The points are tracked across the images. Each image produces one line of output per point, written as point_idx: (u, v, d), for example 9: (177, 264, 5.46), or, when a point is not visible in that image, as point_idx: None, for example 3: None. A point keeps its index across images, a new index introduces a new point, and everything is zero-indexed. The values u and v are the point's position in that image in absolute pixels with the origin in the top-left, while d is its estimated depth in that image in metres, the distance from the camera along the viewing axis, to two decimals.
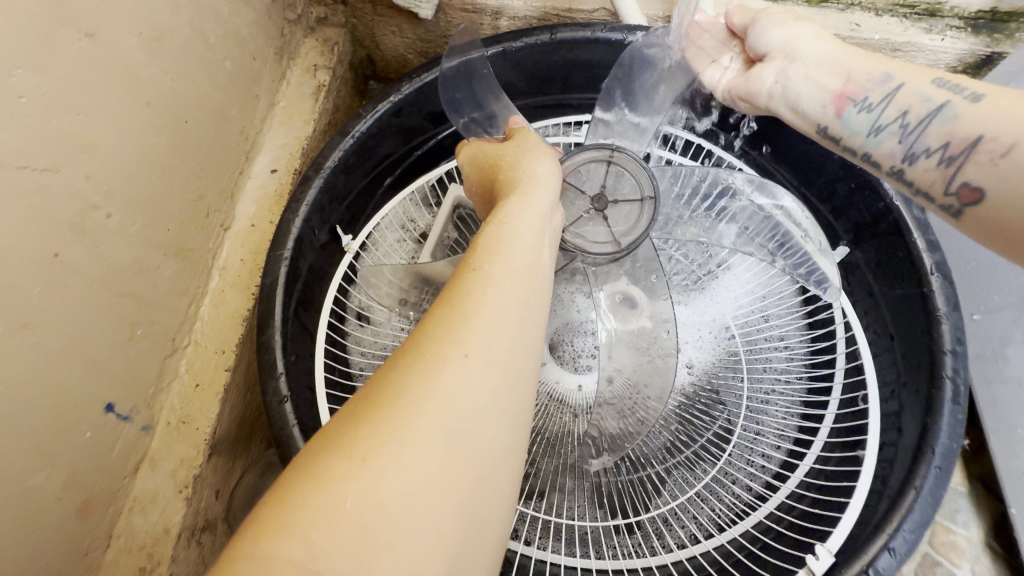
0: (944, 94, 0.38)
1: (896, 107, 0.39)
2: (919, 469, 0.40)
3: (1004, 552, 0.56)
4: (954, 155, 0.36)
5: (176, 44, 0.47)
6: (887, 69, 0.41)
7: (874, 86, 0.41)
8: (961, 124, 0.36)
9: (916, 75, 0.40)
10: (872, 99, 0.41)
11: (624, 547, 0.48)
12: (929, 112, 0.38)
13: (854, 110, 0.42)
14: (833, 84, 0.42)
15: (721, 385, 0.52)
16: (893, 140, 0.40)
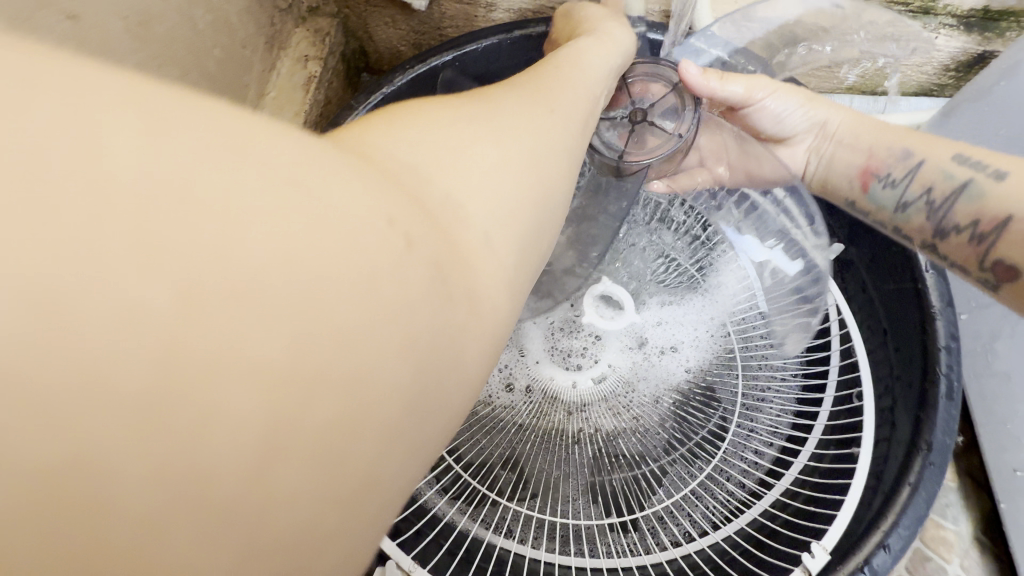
0: (967, 171, 0.42)
1: (920, 184, 0.44)
2: (914, 466, 0.41)
3: (992, 546, 0.57)
4: (984, 233, 0.40)
5: (163, 30, 0.46)
6: (907, 145, 0.46)
7: (895, 163, 0.47)
8: (989, 204, 0.40)
9: (936, 152, 0.44)
10: (894, 174, 0.46)
11: (618, 544, 0.47)
12: (953, 189, 0.42)
13: (879, 185, 0.48)
14: (858, 161, 0.50)
15: (716, 383, 0.52)
16: (921, 216, 0.44)
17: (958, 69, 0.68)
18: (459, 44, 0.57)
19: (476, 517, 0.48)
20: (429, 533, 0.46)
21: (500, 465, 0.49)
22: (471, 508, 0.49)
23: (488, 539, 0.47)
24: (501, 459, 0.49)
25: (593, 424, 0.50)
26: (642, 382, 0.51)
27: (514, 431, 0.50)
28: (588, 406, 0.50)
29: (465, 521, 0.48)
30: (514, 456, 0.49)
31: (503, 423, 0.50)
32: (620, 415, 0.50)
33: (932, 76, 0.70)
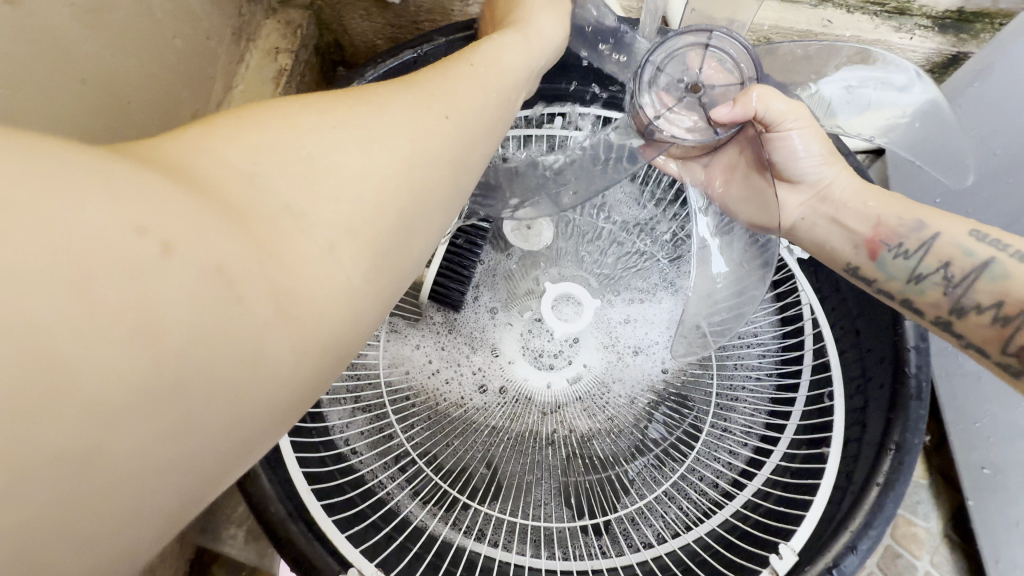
0: (986, 249, 0.42)
1: (937, 258, 0.43)
2: (882, 466, 0.41)
3: (961, 543, 0.58)
4: (1008, 316, 0.39)
5: (117, 19, 0.44)
6: (918, 217, 0.45)
7: (907, 233, 0.45)
8: (1013, 285, 0.40)
9: (951, 226, 0.44)
10: (906, 246, 0.45)
11: (590, 547, 0.47)
12: (973, 268, 0.42)
13: (889, 254, 0.45)
14: (864, 229, 0.47)
15: (691, 383, 0.52)
16: (938, 290, 0.43)
17: (934, 70, 0.67)
18: (422, 42, 0.56)
19: (447, 521, 0.47)
20: (397, 537, 0.45)
21: (472, 468, 0.48)
22: (440, 510, 0.47)
23: (458, 542, 0.46)
24: (473, 462, 0.48)
25: (568, 425, 0.49)
26: (614, 386, 0.51)
27: (485, 433, 0.49)
28: (563, 407, 0.50)
29: (435, 524, 0.46)
30: (487, 457, 0.48)
31: (475, 424, 0.49)
32: (594, 416, 0.50)
33: None
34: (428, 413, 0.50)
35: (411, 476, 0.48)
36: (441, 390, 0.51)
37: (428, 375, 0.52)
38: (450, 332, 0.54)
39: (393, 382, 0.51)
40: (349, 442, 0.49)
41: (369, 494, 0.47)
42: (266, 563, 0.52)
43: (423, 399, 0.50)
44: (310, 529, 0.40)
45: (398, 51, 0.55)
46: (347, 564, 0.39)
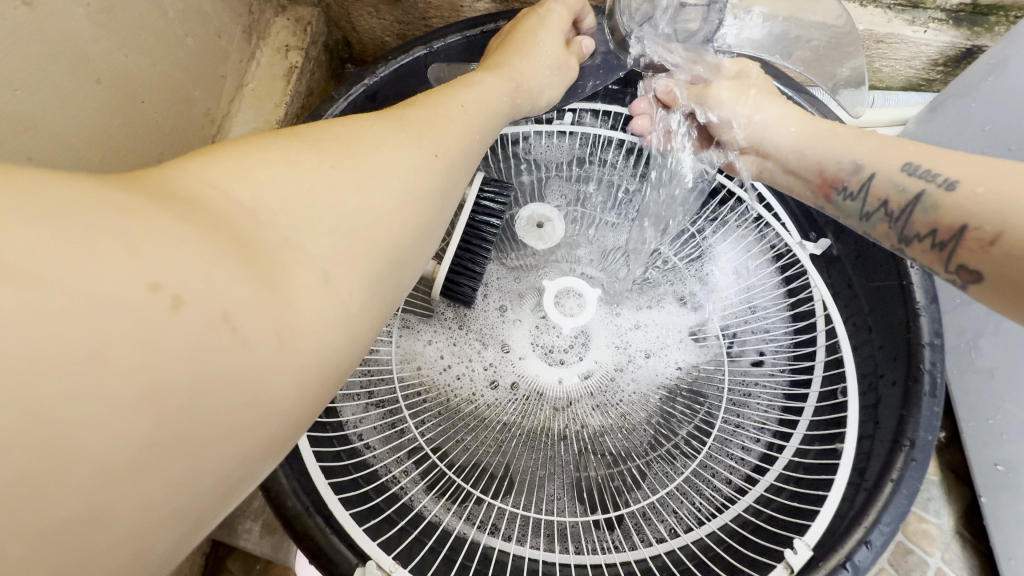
0: (918, 181, 0.38)
1: (875, 198, 0.40)
2: (897, 461, 0.41)
3: (973, 539, 0.57)
4: (944, 241, 0.36)
5: (129, 18, 0.44)
6: (856, 156, 0.42)
7: (850, 174, 0.42)
8: (943, 214, 0.36)
9: (883, 165, 0.40)
10: (851, 187, 0.42)
11: (603, 541, 0.47)
12: (908, 203, 0.38)
13: (839, 197, 0.43)
14: (812, 176, 0.45)
15: (701, 378, 0.53)
16: (883, 224, 0.40)
17: (947, 64, 0.67)
18: (429, 39, 0.56)
19: (461, 515, 0.47)
20: (411, 532, 0.45)
21: (485, 463, 0.48)
22: (454, 505, 0.47)
23: (472, 537, 0.46)
24: (486, 458, 0.49)
25: (579, 420, 0.50)
26: (624, 381, 0.52)
27: (497, 429, 0.49)
28: (574, 402, 0.51)
29: (449, 518, 0.46)
30: (499, 452, 0.49)
31: (487, 422, 0.50)
32: (606, 411, 0.51)
33: (922, 70, 0.69)
34: (440, 409, 0.50)
35: (425, 471, 0.49)
36: (452, 387, 0.52)
37: (439, 371, 0.52)
38: (451, 325, 0.54)
39: (405, 378, 0.51)
40: (362, 437, 0.49)
41: (383, 489, 0.47)
42: (281, 556, 0.53)
43: (433, 395, 0.51)
44: (326, 523, 0.40)
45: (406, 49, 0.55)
46: (365, 557, 0.40)
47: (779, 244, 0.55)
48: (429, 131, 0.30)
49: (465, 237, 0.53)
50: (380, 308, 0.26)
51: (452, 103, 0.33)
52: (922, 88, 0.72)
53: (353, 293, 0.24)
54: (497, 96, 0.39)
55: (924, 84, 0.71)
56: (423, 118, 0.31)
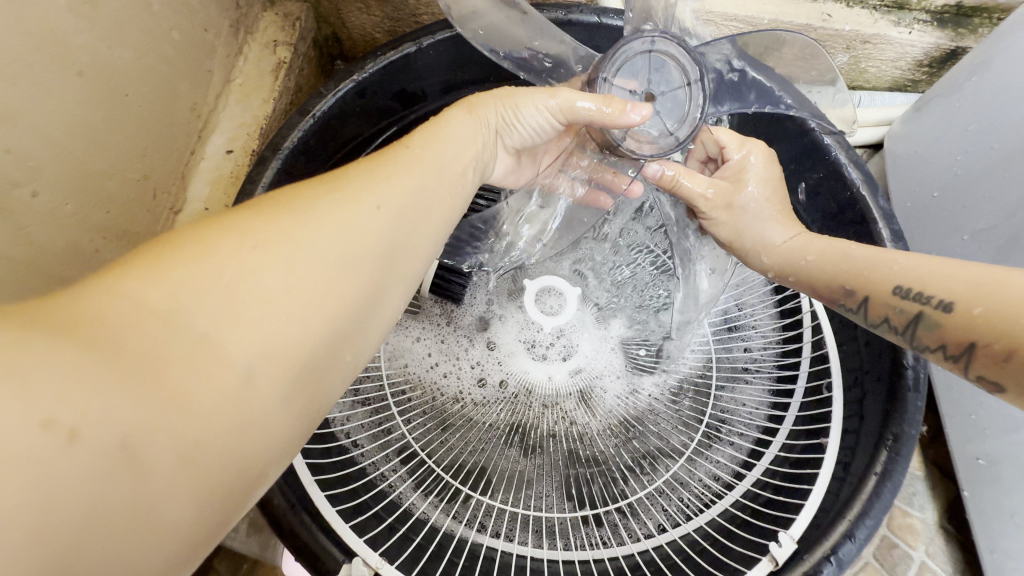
0: (914, 301, 0.34)
1: (877, 315, 0.37)
2: (880, 455, 0.41)
3: (956, 532, 0.58)
4: (955, 354, 0.32)
5: (111, 10, 0.44)
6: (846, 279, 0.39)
7: (845, 295, 0.40)
8: (947, 330, 0.32)
9: (875, 284, 0.37)
10: (849, 305, 0.40)
11: (591, 538, 0.47)
12: (908, 322, 0.35)
13: (845, 310, 0.40)
14: (812, 290, 0.43)
15: (690, 376, 0.53)
16: (893, 334, 0.37)
17: (932, 65, 0.68)
18: (417, 36, 0.55)
19: (449, 513, 0.47)
20: (399, 528, 0.44)
21: (474, 460, 0.49)
22: (441, 501, 0.47)
23: (460, 533, 0.46)
24: (474, 455, 0.49)
25: (567, 417, 0.50)
26: (612, 379, 0.52)
27: (487, 426, 0.50)
28: (563, 399, 0.51)
29: (438, 514, 0.46)
30: (487, 449, 0.49)
31: (475, 419, 0.50)
32: (594, 408, 0.51)
33: (908, 71, 0.70)
34: (428, 406, 0.50)
35: (413, 468, 0.48)
36: (440, 385, 0.51)
37: (426, 370, 0.52)
38: (437, 323, 0.54)
39: (393, 376, 0.51)
40: (349, 434, 0.49)
41: (371, 486, 0.47)
42: (268, 556, 0.53)
43: (421, 393, 0.51)
44: (311, 521, 0.40)
45: (393, 46, 0.54)
46: (351, 554, 0.39)
47: None
48: (394, 183, 0.30)
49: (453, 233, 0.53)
50: (343, 352, 0.27)
51: (418, 148, 0.33)
52: (907, 89, 0.73)
53: (279, 385, 0.23)
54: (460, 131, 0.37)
55: (909, 84, 0.72)
56: (383, 160, 0.31)
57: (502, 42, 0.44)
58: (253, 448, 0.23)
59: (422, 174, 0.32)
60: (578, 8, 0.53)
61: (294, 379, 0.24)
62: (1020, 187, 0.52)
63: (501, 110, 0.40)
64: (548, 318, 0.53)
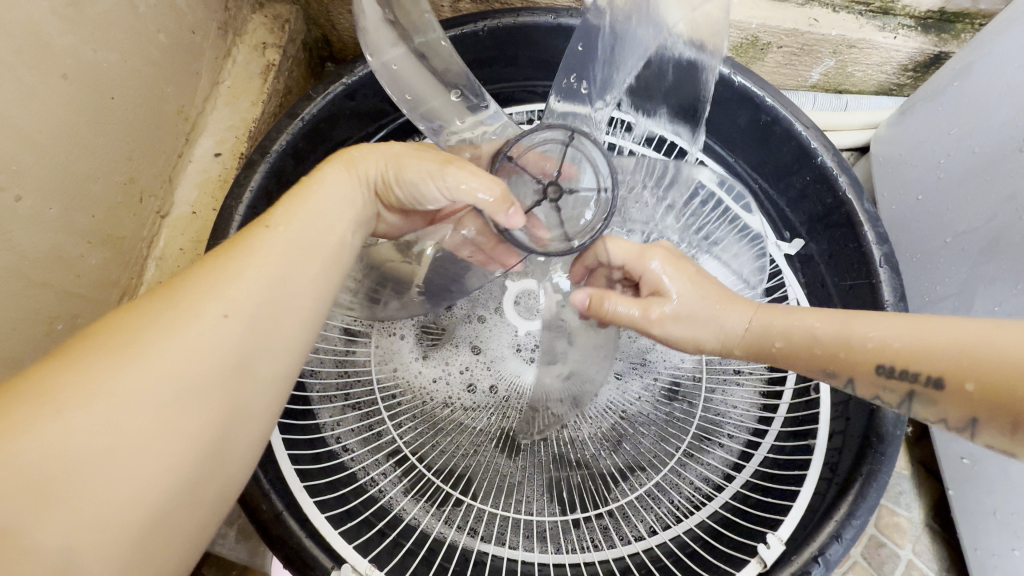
0: (901, 381, 0.34)
1: (867, 394, 0.36)
2: (866, 456, 0.42)
3: (941, 530, 0.59)
4: (966, 425, 0.32)
5: (96, 12, 0.43)
6: (829, 365, 0.38)
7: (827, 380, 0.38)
8: (942, 405, 0.32)
9: (856, 366, 0.36)
10: (840, 386, 0.38)
11: (581, 541, 0.47)
12: (900, 399, 0.34)
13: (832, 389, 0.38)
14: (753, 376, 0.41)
15: (681, 378, 0.53)
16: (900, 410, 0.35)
17: (916, 69, 0.69)
18: None
19: (440, 518, 0.47)
20: (389, 534, 0.45)
21: (463, 465, 0.48)
22: (432, 506, 0.47)
23: (451, 537, 0.46)
24: (465, 460, 0.48)
25: None
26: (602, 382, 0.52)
27: (477, 431, 0.49)
28: None
29: (428, 519, 0.46)
30: (477, 453, 0.49)
31: (464, 424, 0.49)
32: (584, 411, 0.51)
33: (893, 75, 0.71)
34: (417, 411, 0.50)
35: (404, 471, 0.48)
36: (429, 390, 0.51)
37: (415, 374, 0.52)
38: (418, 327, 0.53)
39: (382, 380, 0.51)
40: (339, 439, 0.49)
41: (361, 491, 0.47)
42: (257, 562, 0.52)
43: (411, 397, 0.51)
44: (301, 528, 0.40)
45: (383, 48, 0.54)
46: (340, 560, 0.39)
47: None
48: (245, 296, 0.29)
49: None
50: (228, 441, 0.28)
51: (281, 227, 0.32)
52: (892, 93, 0.74)
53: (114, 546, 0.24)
54: (326, 206, 0.35)
55: (894, 89, 0.73)
56: (249, 249, 0.31)
57: (407, 87, 0.46)
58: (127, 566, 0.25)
59: (286, 264, 0.31)
60: (567, 12, 0.54)
61: (135, 544, 0.25)
62: (999, 190, 0.53)
63: (382, 165, 0.39)
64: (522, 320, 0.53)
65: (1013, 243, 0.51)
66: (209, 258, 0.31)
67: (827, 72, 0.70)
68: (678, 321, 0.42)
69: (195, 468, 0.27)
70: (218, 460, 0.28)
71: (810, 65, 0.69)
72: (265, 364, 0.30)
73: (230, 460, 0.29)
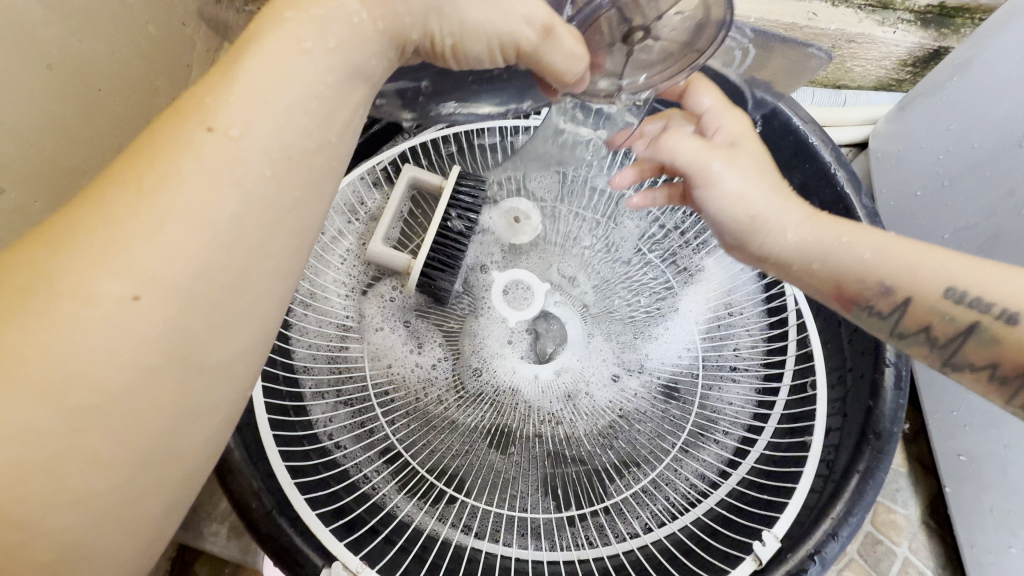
0: (970, 312, 0.33)
1: (914, 322, 0.35)
2: (863, 453, 0.41)
3: (938, 527, 0.59)
4: (1008, 376, 0.32)
5: (83, 2, 0.43)
6: (884, 281, 0.35)
7: (875, 298, 0.35)
8: (1008, 350, 0.32)
9: (924, 288, 0.34)
10: (876, 307, 0.36)
11: (576, 539, 0.46)
12: (957, 333, 0.33)
13: (862, 312, 0.36)
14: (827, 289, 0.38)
15: (677, 375, 0.53)
16: (923, 348, 0.36)
17: (915, 64, 0.69)
18: None
19: (433, 515, 0.46)
20: (382, 532, 0.44)
21: (456, 462, 0.48)
22: (426, 503, 0.47)
23: (444, 535, 0.45)
24: (459, 457, 0.48)
25: (552, 418, 0.50)
26: (598, 381, 0.52)
27: (471, 428, 0.49)
28: (547, 398, 0.50)
29: (421, 516, 0.46)
30: (470, 451, 0.48)
31: (458, 420, 0.49)
32: (579, 408, 0.51)
33: (892, 70, 0.70)
34: (410, 408, 0.50)
35: (398, 469, 0.48)
36: (423, 386, 0.51)
37: (411, 367, 0.52)
38: (418, 315, 0.54)
39: (375, 375, 0.51)
40: (332, 436, 0.48)
41: (353, 489, 0.46)
42: (249, 559, 0.52)
43: (404, 393, 0.50)
44: (291, 525, 0.39)
45: None
46: (331, 558, 0.39)
47: None
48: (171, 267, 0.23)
49: (437, 232, 0.52)
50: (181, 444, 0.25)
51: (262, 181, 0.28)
52: (892, 89, 0.74)
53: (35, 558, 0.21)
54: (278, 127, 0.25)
55: (894, 84, 0.72)
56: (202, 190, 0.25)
57: None
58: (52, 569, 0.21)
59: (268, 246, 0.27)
60: None
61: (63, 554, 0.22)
62: (999, 185, 0.52)
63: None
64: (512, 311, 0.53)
65: (1013, 238, 0.51)
66: (123, 192, 0.23)
67: (826, 67, 0.70)
68: (731, 169, 0.38)
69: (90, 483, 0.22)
70: (152, 470, 0.24)
71: None
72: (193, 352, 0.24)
73: (175, 465, 0.25)
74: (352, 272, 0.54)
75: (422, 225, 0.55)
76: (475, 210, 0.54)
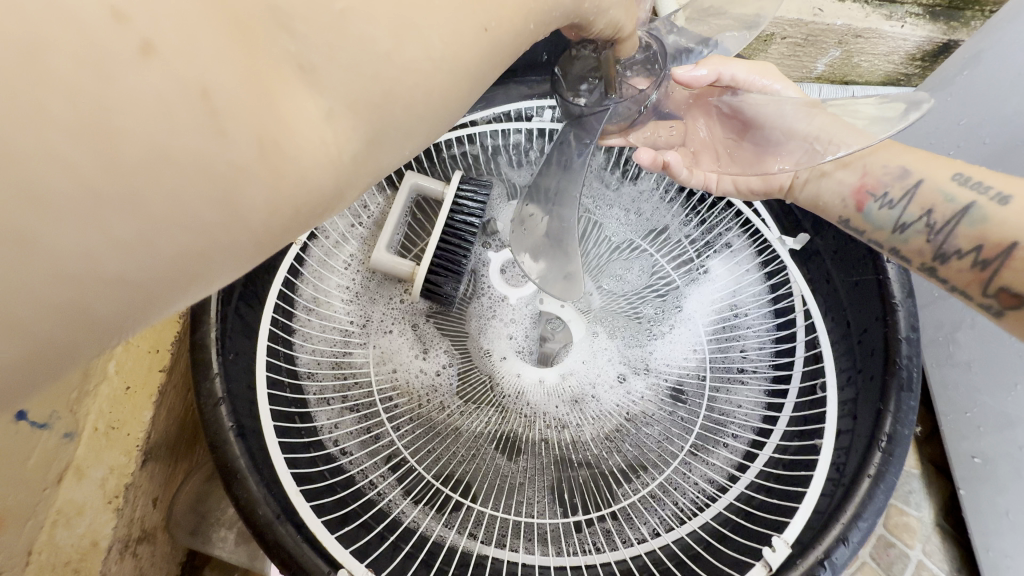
0: (968, 193, 0.39)
1: (919, 205, 0.41)
2: (873, 456, 0.41)
3: (951, 530, 0.58)
4: (988, 258, 0.37)
5: None
6: (902, 163, 0.43)
7: (892, 181, 0.43)
8: (992, 228, 0.37)
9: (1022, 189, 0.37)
10: (892, 195, 0.42)
11: (584, 544, 0.46)
12: (955, 213, 0.39)
13: (874, 205, 0.43)
14: (851, 178, 0.44)
15: (684, 379, 0.53)
16: (921, 237, 0.41)
17: (924, 58, 0.68)
18: None
19: (441, 521, 0.46)
20: (389, 537, 0.44)
21: (462, 469, 0.48)
22: (432, 509, 0.46)
23: (452, 541, 0.45)
24: (465, 464, 0.48)
25: (558, 422, 0.50)
26: (604, 383, 0.51)
27: (476, 434, 0.49)
28: (550, 403, 0.50)
29: (428, 522, 0.46)
30: (477, 455, 0.48)
31: (462, 427, 0.49)
32: (584, 412, 0.50)
33: (901, 65, 0.69)
34: (413, 413, 0.50)
35: (403, 475, 0.48)
36: (426, 392, 0.51)
37: (416, 373, 0.52)
38: (426, 319, 0.54)
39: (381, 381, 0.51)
40: (338, 442, 0.49)
41: (359, 495, 0.46)
42: (257, 565, 0.52)
43: (408, 399, 0.50)
44: (297, 531, 0.39)
45: None
46: (338, 565, 0.38)
47: (759, 239, 0.57)
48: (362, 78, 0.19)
49: (441, 237, 0.52)
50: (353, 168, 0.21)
51: None
52: (900, 83, 0.73)
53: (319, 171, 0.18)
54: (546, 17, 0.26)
55: (902, 78, 0.71)
56: None
57: None
58: (302, 181, 0.18)
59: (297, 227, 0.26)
60: None
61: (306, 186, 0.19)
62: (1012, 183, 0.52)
63: None
64: (512, 289, 0.55)
65: None
66: None
67: (833, 62, 0.69)
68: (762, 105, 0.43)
69: (311, 212, 0.20)
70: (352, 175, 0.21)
71: (815, 56, 0.68)
72: (392, 149, 0.21)
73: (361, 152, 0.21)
74: (354, 277, 0.54)
75: (426, 229, 0.56)
76: (478, 215, 0.54)
